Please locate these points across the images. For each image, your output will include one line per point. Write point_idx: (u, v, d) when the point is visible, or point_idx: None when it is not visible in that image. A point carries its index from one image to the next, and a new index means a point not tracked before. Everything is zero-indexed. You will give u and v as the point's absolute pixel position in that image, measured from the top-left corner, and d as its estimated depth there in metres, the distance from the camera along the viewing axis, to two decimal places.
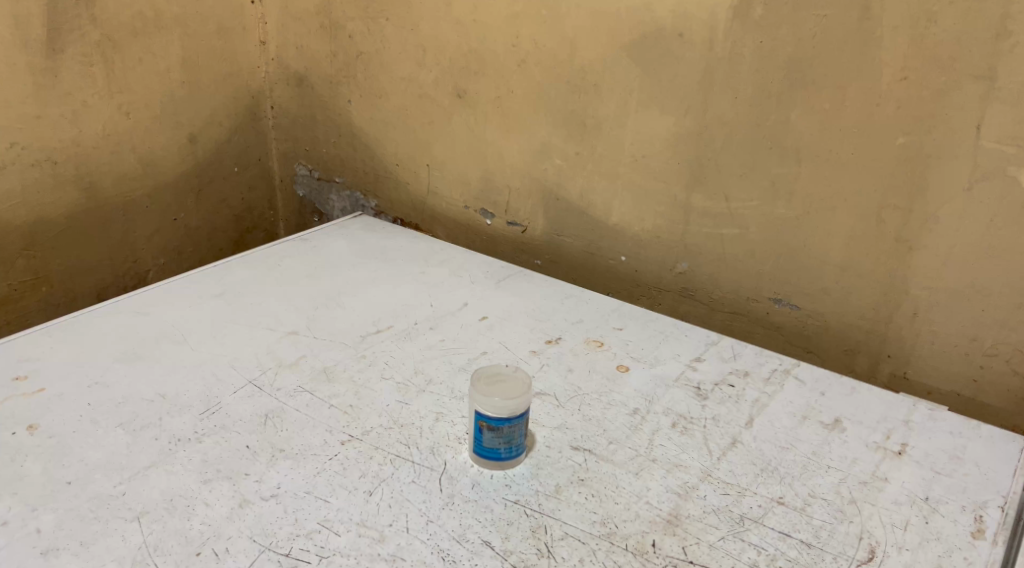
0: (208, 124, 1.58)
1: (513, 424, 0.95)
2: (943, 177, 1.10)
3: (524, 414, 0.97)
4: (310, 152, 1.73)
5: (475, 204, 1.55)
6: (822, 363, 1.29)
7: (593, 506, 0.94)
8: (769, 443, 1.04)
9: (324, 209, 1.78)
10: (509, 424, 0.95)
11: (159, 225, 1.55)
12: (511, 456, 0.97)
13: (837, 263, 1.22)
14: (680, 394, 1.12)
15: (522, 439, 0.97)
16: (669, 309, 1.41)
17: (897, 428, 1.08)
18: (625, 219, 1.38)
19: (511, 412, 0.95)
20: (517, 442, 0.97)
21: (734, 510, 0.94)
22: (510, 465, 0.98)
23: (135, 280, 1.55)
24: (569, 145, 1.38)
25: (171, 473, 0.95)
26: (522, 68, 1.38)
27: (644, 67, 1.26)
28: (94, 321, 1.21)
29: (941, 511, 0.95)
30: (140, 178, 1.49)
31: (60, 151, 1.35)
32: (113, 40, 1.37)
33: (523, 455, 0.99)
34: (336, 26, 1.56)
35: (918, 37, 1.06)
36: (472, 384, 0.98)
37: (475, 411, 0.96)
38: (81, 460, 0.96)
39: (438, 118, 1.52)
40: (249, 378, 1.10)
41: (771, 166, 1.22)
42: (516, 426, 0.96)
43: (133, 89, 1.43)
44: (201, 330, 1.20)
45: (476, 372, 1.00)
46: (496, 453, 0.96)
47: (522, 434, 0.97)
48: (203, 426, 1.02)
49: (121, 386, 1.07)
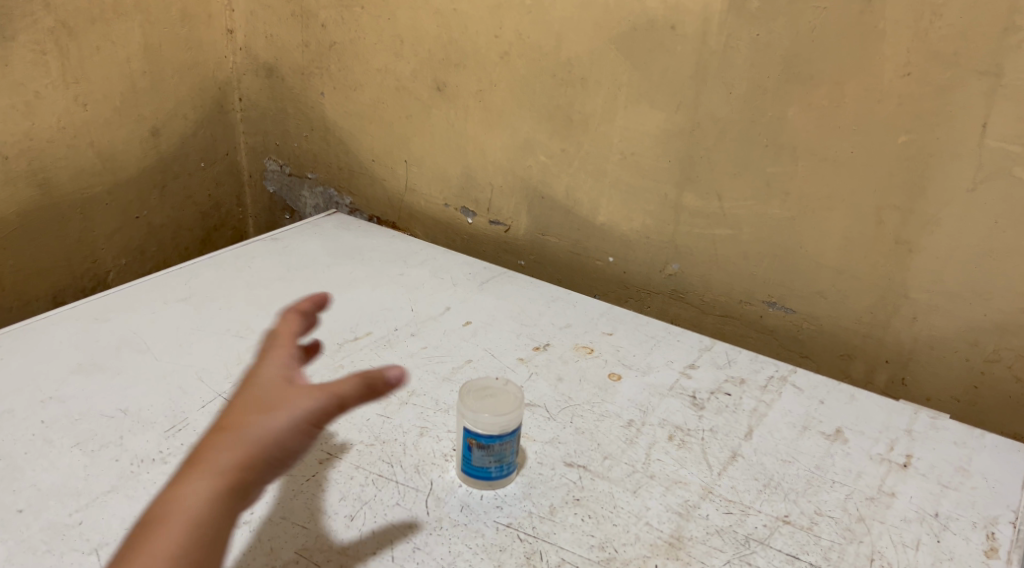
0: (172, 116, 1.50)
1: (505, 442, 0.90)
2: (945, 177, 1.06)
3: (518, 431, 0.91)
4: (280, 147, 1.65)
5: (455, 202, 1.49)
6: (816, 368, 1.25)
7: (590, 528, 0.88)
8: (770, 457, 0.99)
9: (296, 206, 1.71)
10: (500, 442, 0.89)
11: (119, 224, 1.47)
12: (503, 475, 0.91)
13: (833, 266, 1.18)
14: (675, 404, 1.07)
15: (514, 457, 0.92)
16: (657, 311, 1.36)
17: (900, 438, 1.04)
18: (613, 218, 1.33)
19: (502, 429, 0.89)
20: (508, 460, 0.91)
21: (738, 530, 0.89)
22: (503, 484, 0.92)
23: (94, 282, 1.46)
24: (555, 141, 1.32)
25: (133, 499, 0.88)
26: (505, 60, 1.31)
27: (634, 61, 1.20)
28: (49, 327, 1.12)
29: (951, 528, 0.91)
30: (99, 174, 1.40)
31: (11, 145, 1.26)
32: (69, 27, 1.28)
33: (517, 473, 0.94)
34: (308, 15, 1.48)
35: (922, 31, 1.02)
36: (460, 398, 0.92)
37: (463, 427, 0.90)
38: (34, 485, 0.88)
39: (416, 112, 1.45)
40: (217, 391, 1.03)
41: (765, 165, 1.17)
42: (509, 443, 0.90)
43: (90, 79, 1.33)
44: (166, 339, 1.12)
45: (464, 385, 0.94)
46: (486, 472, 0.90)
47: (514, 452, 0.91)
48: (168, 445, 0.94)
49: (78, 401, 1.00)
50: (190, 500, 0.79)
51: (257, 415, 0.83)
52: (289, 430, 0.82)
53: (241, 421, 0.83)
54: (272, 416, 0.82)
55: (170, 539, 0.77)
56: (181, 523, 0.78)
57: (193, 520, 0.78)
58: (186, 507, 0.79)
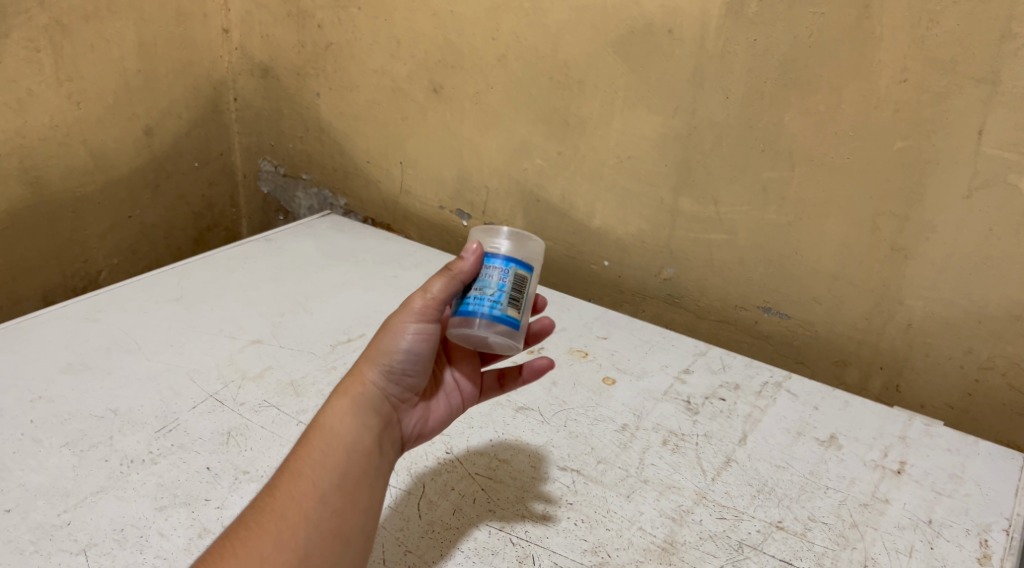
0: (166, 115, 1.49)
1: (492, 269, 0.86)
2: (941, 184, 1.06)
3: (517, 267, 0.87)
4: (275, 148, 1.65)
5: (450, 204, 1.48)
6: (811, 374, 1.25)
7: (583, 533, 0.89)
8: (764, 462, 0.99)
9: (290, 207, 1.70)
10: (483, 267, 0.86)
11: (112, 223, 1.46)
12: (483, 312, 0.85)
13: (829, 272, 1.18)
14: (669, 408, 1.07)
15: (503, 301, 0.85)
16: (653, 316, 1.36)
17: (894, 445, 1.04)
18: (609, 222, 1.32)
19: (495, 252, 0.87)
20: (497, 289, 0.85)
21: (731, 536, 0.89)
22: (490, 329, 0.85)
23: (85, 281, 1.45)
24: (551, 145, 1.32)
25: (122, 500, 0.87)
26: (502, 63, 1.31)
27: (632, 64, 1.20)
28: (39, 326, 1.11)
29: (945, 535, 0.91)
30: (92, 173, 1.39)
31: (3, 142, 1.25)
32: (62, 24, 1.27)
33: (514, 333, 0.86)
34: (305, 15, 1.47)
35: (919, 38, 1.02)
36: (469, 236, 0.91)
37: None
38: (22, 486, 0.88)
39: (412, 114, 1.44)
40: (209, 392, 1.02)
41: (762, 170, 1.17)
42: (500, 272, 0.86)
43: (83, 77, 1.33)
44: (157, 338, 1.11)
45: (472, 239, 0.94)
46: (466, 305, 0.86)
47: (504, 290, 0.85)
48: (158, 445, 0.94)
49: (68, 401, 0.99)
50: (333, 428, 0.81)
51: (385, 337, 0.85)
52: (403, 341, 0.85)
53: (380, 341, 0.85)
54: (388, 333, 0.85)
55: (308, 476, 0.79)
56: (325, 451, 0.80)
57: (337, 444, 0.81)
58: (331, 435, 0.81)
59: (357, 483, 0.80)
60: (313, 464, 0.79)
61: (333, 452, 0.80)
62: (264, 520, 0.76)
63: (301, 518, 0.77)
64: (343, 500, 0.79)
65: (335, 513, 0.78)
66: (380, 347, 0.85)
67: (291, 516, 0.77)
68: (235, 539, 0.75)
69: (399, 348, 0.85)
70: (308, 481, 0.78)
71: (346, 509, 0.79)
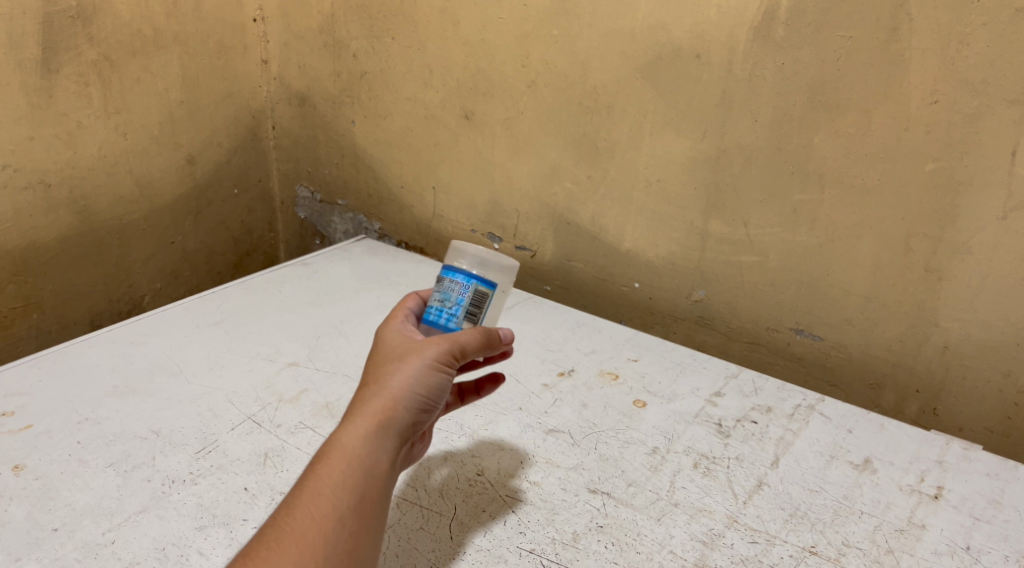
0: (208, 144, 1.54)
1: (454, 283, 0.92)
2: (975, 205, 1.06)
3: (478, 283, 0.93)
4: (312, 174, 1.69)
5: (482, 228, 1.50)
6: (845, 398, 1.24)
7: (614, 556, 0.89)
8: (796, 486, 0.99)
9: (326, 231, 1.74)
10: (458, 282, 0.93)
11: (155, 250, 1.50)
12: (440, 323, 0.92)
13: (861, 294, 1.17)
14: (700, 431, 1.07)
15: (461, 314, 0.92)
16: (683, 338, 1.36)
17: (931, 469, 1.02)
18: (639, 244, 1.33)
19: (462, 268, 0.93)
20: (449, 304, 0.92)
21: (763, 560, 0.89)
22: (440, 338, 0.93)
23: (129, 305, 1.49)
24: (581, 169, 1.33)
25: (163, 519, 0.90)
26: (533, 89, 1.33)
27: (661, 89, 1.21)
28: (85, 350, 1.15)
29: (983, 562, 0.90)
30: (137, 201, 1.44)
31: (55, 173, 1.30)
32: (111, 59, 1.32)
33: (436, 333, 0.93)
34: (340, 45, 1.52)
35: (949, 59, 1.02)
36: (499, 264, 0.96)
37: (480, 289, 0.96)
38: (68, 505, 0.91)
39: (444, 140, 1.47)
40: (247, 414, 1.05)
41: (793, 192, 1.17)
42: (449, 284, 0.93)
43: (130, 109, 1.38)
44: (198, 361, 1.15)
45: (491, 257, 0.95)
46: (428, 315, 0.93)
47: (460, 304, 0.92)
48: (198, 466, 0.97)
49: (113, 422, 1.02)
50: (354, 450, 0.79)
51: (415, 366, 0.83)
52: (432, 374, 0.84)
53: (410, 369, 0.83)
54: (421, 365, 0.83)
55: (317, 502, 0.76)
56: (344, 471, 0.78)
57: (354, 472, 0.78)
58: (351, 458, 0.78)
59: (372, 504, 0.78)
60: (332, 486, 0.77)
61: (351, 475, 0.78)
62: (286, 538, 0.74)
63: (322, 538, 0.75)
64: (360, 522, 0.77)
65: (352, 536, 0.76)
66: (400, 373, 0.83)
67: (309, 538, 0.75)
68: (258, 556, 0.73)
69: (428, 379, 0.83)
70: (328, 501, 0.76)
71: (363, 530, 0.77)
